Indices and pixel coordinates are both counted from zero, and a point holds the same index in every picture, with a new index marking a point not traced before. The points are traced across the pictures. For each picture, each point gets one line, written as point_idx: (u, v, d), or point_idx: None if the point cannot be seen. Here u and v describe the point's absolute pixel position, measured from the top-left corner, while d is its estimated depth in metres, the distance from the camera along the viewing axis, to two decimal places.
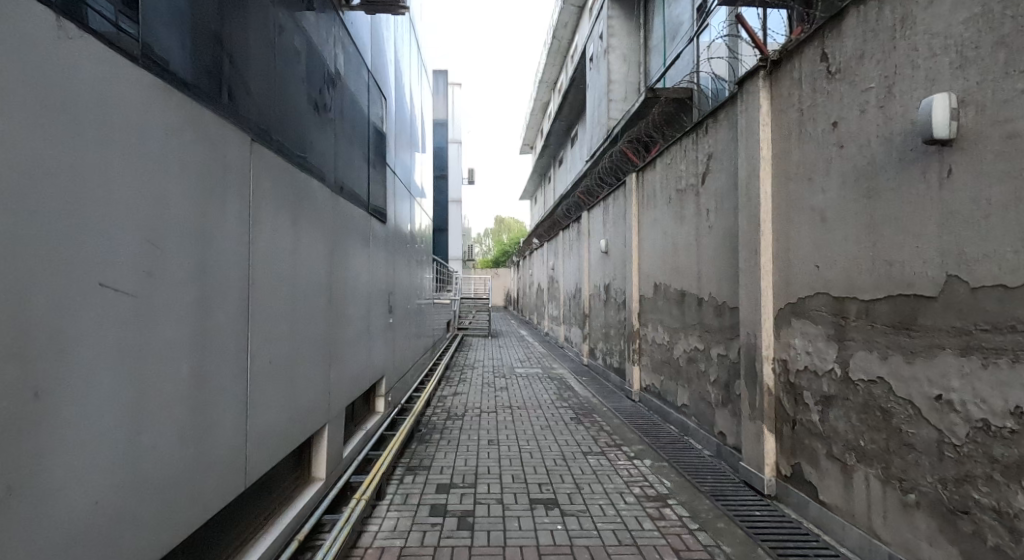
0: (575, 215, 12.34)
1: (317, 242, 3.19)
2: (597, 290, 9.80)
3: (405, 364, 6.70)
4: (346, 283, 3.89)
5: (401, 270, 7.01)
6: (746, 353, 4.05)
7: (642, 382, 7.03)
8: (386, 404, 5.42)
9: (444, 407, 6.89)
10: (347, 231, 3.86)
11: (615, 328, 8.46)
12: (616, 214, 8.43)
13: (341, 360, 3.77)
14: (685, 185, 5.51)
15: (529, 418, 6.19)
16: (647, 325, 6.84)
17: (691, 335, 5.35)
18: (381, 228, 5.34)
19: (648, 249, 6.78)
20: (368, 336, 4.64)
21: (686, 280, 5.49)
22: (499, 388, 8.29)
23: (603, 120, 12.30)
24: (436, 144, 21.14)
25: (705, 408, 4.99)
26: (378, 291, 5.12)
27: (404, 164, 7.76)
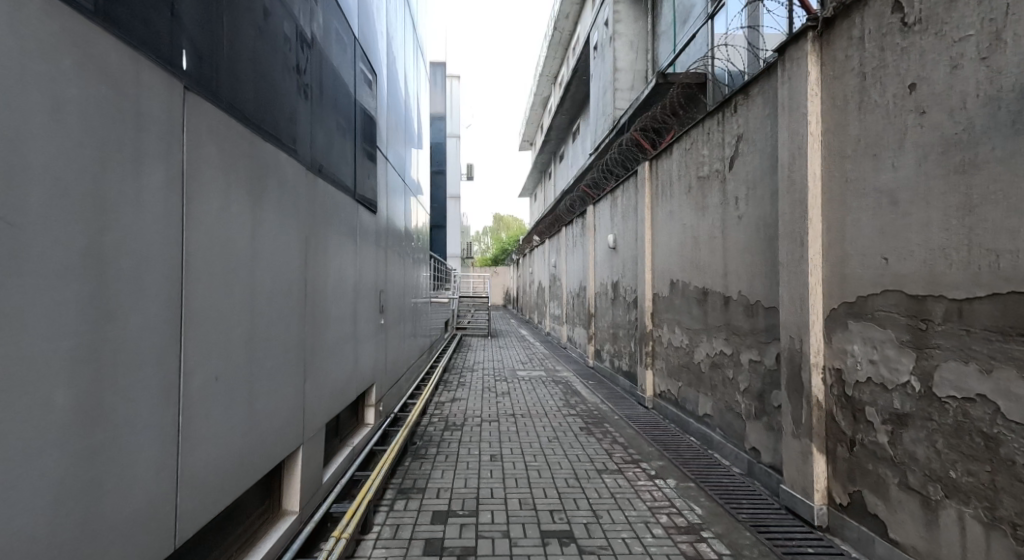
0: (579, 210, 11.83)
1: (288, 231, 2.65)
2: (604, 288, 9.29)
3: (399, 370, 6.16)
4: (327, 281, 3.36)
5: (396, 266, 6.48)
6: (788, 360, 3.52)
7: (656, 388, 6.51)
8: (377, 414, 4.88)
9: (442, 416, 6.36)
10: (328, 220, 3.33)
11: (625, 329, 7.94)
12: (626, 207, 7.90)
13: (321, 369, 3.23)
14: (708, 172, 4.99)
15: (534, 428, 5.65)
16: (662, 326, 6.32)
17: (715, 337, 4.84)
18: (372, 220, 4.79)
19: (663, 244, 6.26)
20: (355, 341, 4.09)
21: (709, 276, 4.97)
22: (501, 393, 7.76)
23: (608, 111, 11.78)
24: (434, 139, 20.58)
25: (734, 420, 4.47)
26: (367, 291, 4.58)
27: (399, 156, 7.20)
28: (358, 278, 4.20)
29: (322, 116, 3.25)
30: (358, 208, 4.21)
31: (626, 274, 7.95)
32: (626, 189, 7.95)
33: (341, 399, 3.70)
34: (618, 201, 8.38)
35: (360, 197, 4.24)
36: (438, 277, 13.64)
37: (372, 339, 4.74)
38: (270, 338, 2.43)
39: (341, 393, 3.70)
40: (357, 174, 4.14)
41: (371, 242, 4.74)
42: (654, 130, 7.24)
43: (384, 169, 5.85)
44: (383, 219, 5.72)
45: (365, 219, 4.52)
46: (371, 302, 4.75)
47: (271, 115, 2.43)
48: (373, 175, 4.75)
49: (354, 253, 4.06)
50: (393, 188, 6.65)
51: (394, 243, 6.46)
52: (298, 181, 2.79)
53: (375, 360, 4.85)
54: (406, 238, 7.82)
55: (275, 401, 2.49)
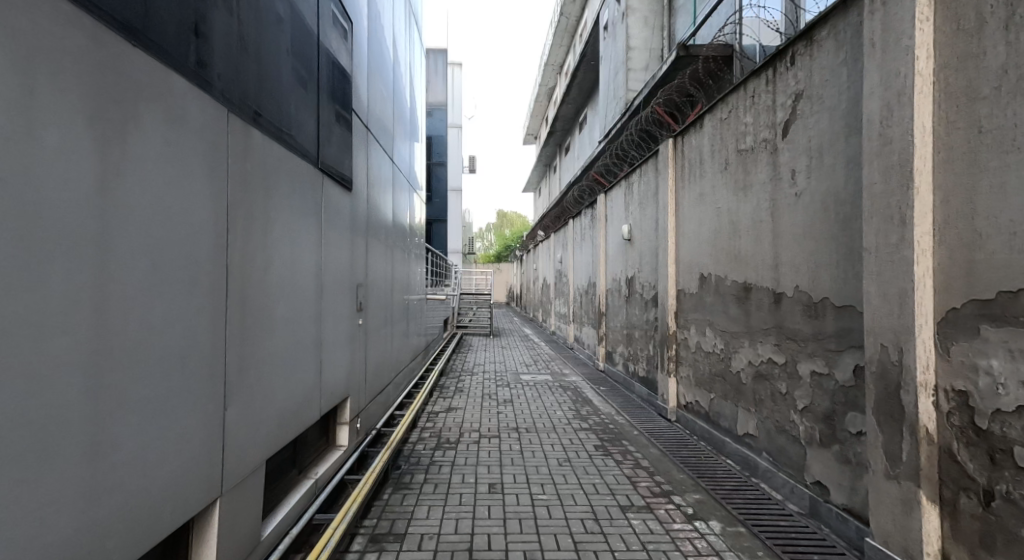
0: (587, 201, 11.03)
1: (194, 197, 1.83)
2: (617, 284, 8.49)
3: (383, 377, 5.33)
4: (271, 272, 2.55)
5: (383, 257, 5.66)
6: (876, 376, 2.69)
7: (681, 399, 5.72)
8: (352, 434, 4.08)
9: (434, 429, 5.54)
10: (269, 192, 2.52)
11: (643, 331, 7.13)
12: (644, 193, 7.07)
13: (258, 388, 2.41)
14: (752, 144, 4.16)
15: (541, 448, 4.83)
16: (688, 327, 5.52)
17: (763, 342, 4.01)
18: (347, 200, 3.99)
19: (692, 233, 5.43)
20: (318, 347, 3.27)
21: (752, 269, 4.15)
22: (503, 401, 6.95)
23: (620, 93, 10.95)
24: (435, 129, 19.77)
25: (787, 445, 3.64)
26: (340, 287, 3.77)
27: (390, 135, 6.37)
28: (323, 270, 3.37)
29: (262, 49, 2.41)
30: (324, 182, 3.39)
31: (643, 269, 7.12)
32: (644, 174, 7.11)
33: (295, 423, 2.88)
34: (634, 188, 7.54)
35: (327, 168, 3.41)
36: (436, 273, 12.85)
37: (346, 344, 3.92)
38: (151, 350, 1.61)
39: (295, 415, 2.88)
40: (321, 137, 3.30)
41: (346, 227, 3.93)
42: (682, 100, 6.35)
43: (368, 144, 5.02)
44: (367, 203, 4.90)
45: (337, 196, 3.70)
46: (346, 300, 3.93)
47: (154, 12, 1.61)
48: (348, 146, 3.94)
49: (317, 239, 3.24)
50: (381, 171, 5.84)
51: (381, 234, 5.64)
52: (212, 125, 1.97)
53: (350, 368, 4.03)
54: (400, 229, 7.00)
55: (160, 445, 1.67)
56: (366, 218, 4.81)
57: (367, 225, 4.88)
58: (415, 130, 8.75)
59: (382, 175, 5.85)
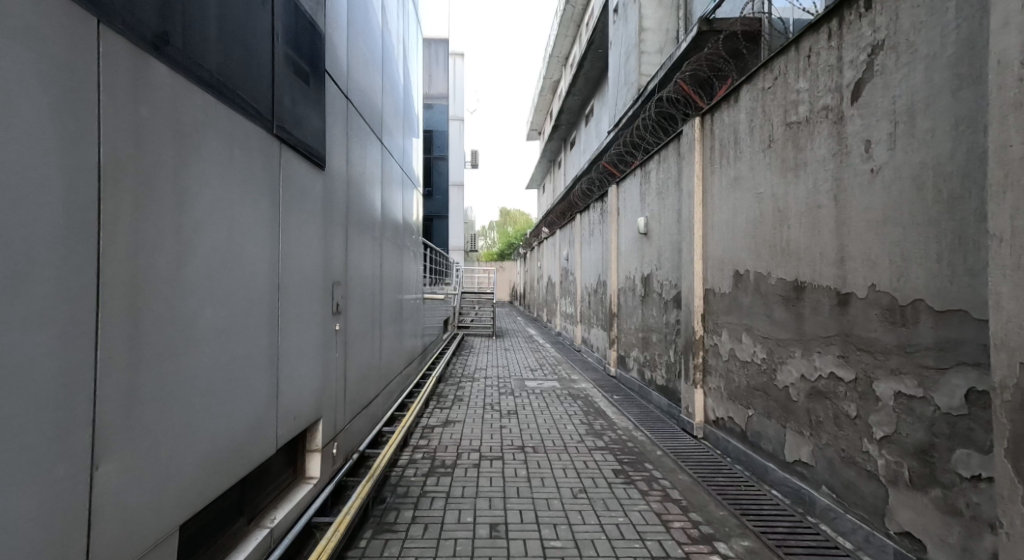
0: (596, 193, 10.34)
1: (18, 141, 1.17)
2: (631, 282, 7.81)
3: (369, 389, 4.66)
4: (200, 267, 1.89)
5: (371, 252, 4.99)
6: (1009, 406, 2.00)
7: (709, 413, 5.05)
8: (325, 463, 3.42)
9: (428, 448, 4.87)
10: (194, 157, 1.85)
11: (662, 334, 6.47)
12: (664, 182, 6.39)
13: (172, 426, 1.74)
14: (805, 114, 3.47)
15: (550, 474, 4.15)
16: (719, 332, 4.84)
17: (822, 353, 3.32)
18: (320, 180, 3.31)
19: (724, 224, 4.75)
20: (276, 362, 2.61)
21: (807, 265, 3.47)
22: (507, 412, 6.29)
23: (632, 78, 10.25)
24: (436, 122, 19.09)
25: (858, 481, 2.96)
26: (309, 286, 3.10)
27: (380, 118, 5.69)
28: (283, 264, 2.70)
29: None
30: (284, 156, 2.71)
31: (663, 265, 6.45)
32: (664, 161, 6.43)
33: (238, 464, 2.21)
34: (652, 176, 6.87)
35: (288, 137, 2.73)
36: (437, 271, 12.22)
37: (318, 355, 3.26)
38: None
39: (239, 453, 2.22)
40: (277, 97, 2.63)
41: (319, 214, 3.26)
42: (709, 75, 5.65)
43: (351, 122, 4.35)
44: (350, 188, 4.22)
45: (305, 175, 3.02)
46: (318, 302, 3.26)
47: None
48: (320, 115, 3.26)
49: (275, 227, 2.58)
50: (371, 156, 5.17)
51: (369, 227, 4.97)
52: (67, 40, 1.30)
53: (323, 383, 3.35)
54: (393, 223, 6.34)
55: None
56: (349, 205, 4.14)
57: (351, 215, 4.21)
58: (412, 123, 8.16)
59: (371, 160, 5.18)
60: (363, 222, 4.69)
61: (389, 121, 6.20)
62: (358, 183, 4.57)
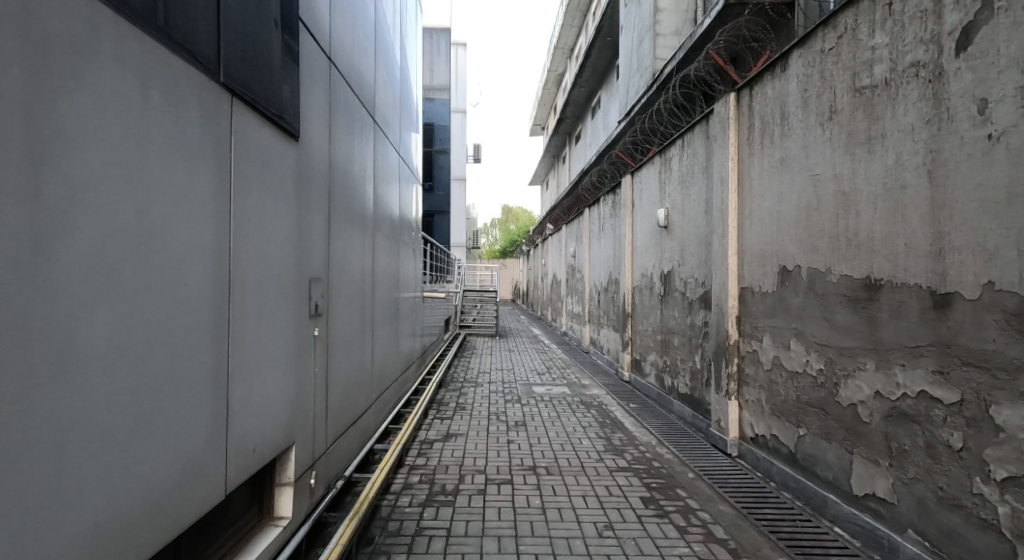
0: (608, 185, 9.73)
1: None
2: (648, 280, 7.21)
3: (358, 402, 4.08)
4: (86, 256, 1.30)
5: (363, 246, 4.38)
6: None
7: (747, 429, 4.45)
8: (301, 498, 2.83)
9: (426, 468, 4.29)
10: (76, 95, 1.27)
11: (686, 338, 5.87)
12: (690, 170, 5.78)
13: (9, 493, 1.14)
14: (884, 76, 2.86)
15: (568, 505, 3.57)
16: (761, 337, 4.24)
17: (905, 368, 2.71)
18: (295, 155, 2.71)
19: (767, 213, 4.14)
20: (227, 384, 2.02)
21: (884, 259, 2.87)
22: (514, 424, 5.69)
23: (646, 63, 9.61)
24: (437, 115, 18.49)
25: (963, 530, 2.37)
26: (279, 284, 2.51)
27: (376, 98, 5.08)
28: (238, 255, 2.11)
29: None
30: (241, 117, 2.11)
31: (687, 261, 5.84)
32: (689, 146, 5.82)
33: (162, 525, 1.62)
34: (676, 164, 6.26)
35: (248, 95, 2.13)
36: (438, 269, 11.67)
37: (291, 368, 2.67)
38: None
39: (163, 511, 1.63)
40: (233, 40, 2.02)
41: (292, 195, 2.67)
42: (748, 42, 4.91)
43: (340, 95, 3.74)
44: (337, 170, 3.62)
45: (273, 146, 2.42)
46: (291, 302, 2.67)
47: None
48: (294, 75, 2.66)
49: (224, 207, 1.98)
50: (365, 138, 4.57)
51: (360, 218, 4.36)
52: None
53: (298, 401, 2.76)
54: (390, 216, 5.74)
55: None
56: (335, 188, 3.54)
57: (338, 201, 3.61)
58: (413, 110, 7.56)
59: (365, 143, 4.59)
60: (353, 212, 4.09)
61: (387, 104, 5.61)
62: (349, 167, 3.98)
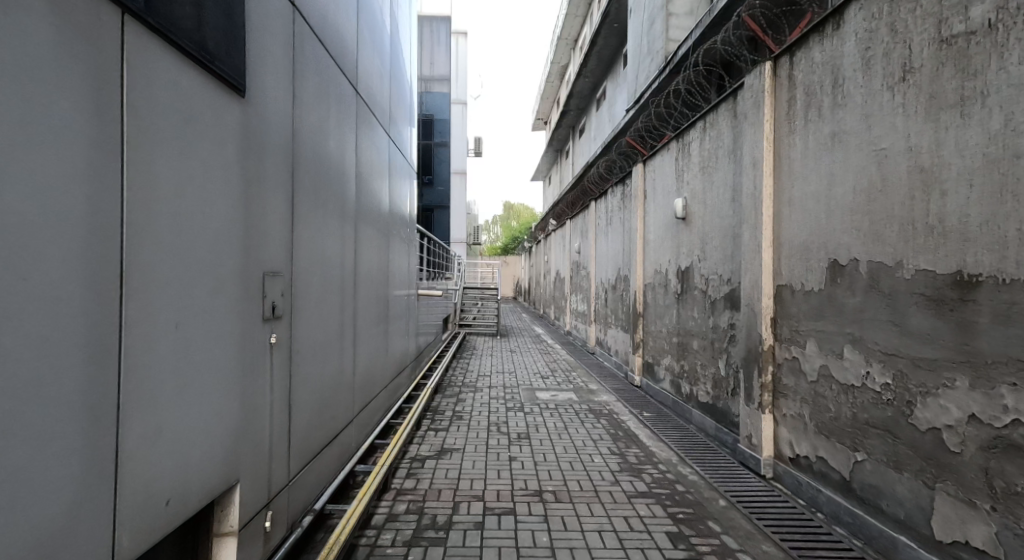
0: (617, 176, 9.14)
1: None
2: (664, 278, 6.64)
3: (336, 417, 3.51)
4: None
5: (343, 238, 3.75)
6: None
7: (785, 448, 3.88)
8: (253, 547, 2.26)
9: (415, 494, 3.73)
10: None
11: (708, 341, 5.30)
12: (714, 154, 5.19)
13: None
14: (985, 19, 2.28)
15: (582, 545, 3.01)
16: (804, 343, 3.66)
17: (1018, 389, 2.14)
18: (242, 117, 2.12)
19: (813, 200, 3.56)
20: (121, 419, 1.45)
21: (984, 248, 2.30)
22: (517, 436, 5.12)
23: (657, 46, 9.02)
24: (437, 107, 17.92)
25: None
26: (215, 281, 1.94)
27: (364, 72, 4.45)
28: (142, 236, 1.53)
29: None
30: (146, 47, 1.53)
31: (710, 257, 5.27)
32: (714, 128, 5.23)
33: None
34: (697, 150, 5.67)
35: (156, 23, 1.56)
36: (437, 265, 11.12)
37: (233, 386, 2.10)
38: None
39: None
40: None
41: (235, 165, 2.08)
42: (780, 7, 3.94)
43: (317, 57, 3.11)
44: (310, 144, 3.02)
45: (204, 97, 1.84)
46: (233, 304, 2.10)
47: None
48: (239, 12, 2.07)
49: (108, 166, 1.40)
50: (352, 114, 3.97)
51: (341, 206, 3.74)
52: None
53: (245, 426, 2.19)
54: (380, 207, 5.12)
55: None
56: (305, 166, 2.94)
57: (310, 181, 3.02)
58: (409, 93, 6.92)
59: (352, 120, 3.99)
60: (332, 197, 3.50)
61: (378, 80, 4.99)
62: (330, 144, 3.39)
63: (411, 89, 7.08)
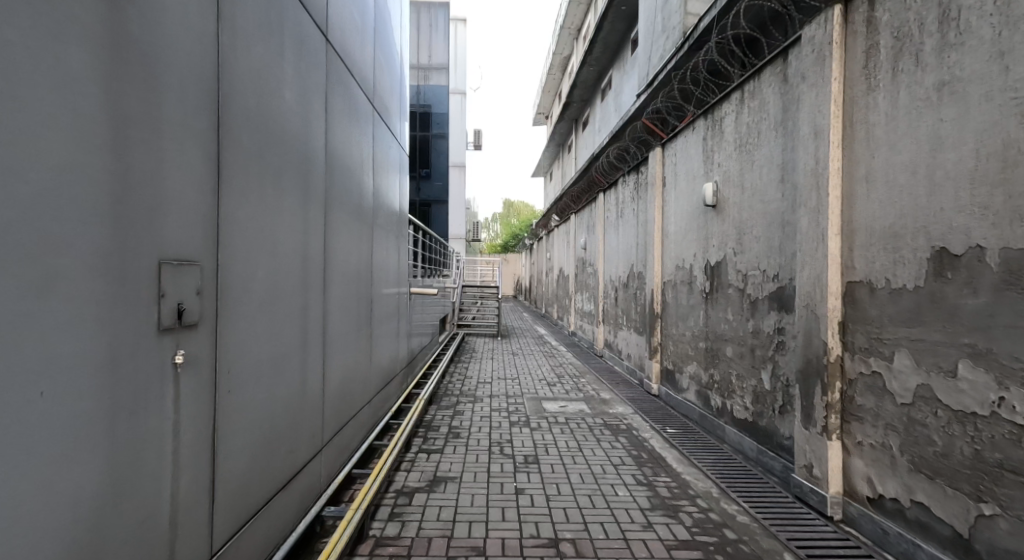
0: (630, 165, 8.37)
1: None
2: (688, 275, 5.89)
3: (296, 452, 2.72)
4: None
5: (313, 225, 2.96)
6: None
7: (860, 485, 3.11)
8: None
9: (400, 546, 2.96)
10: None
11: (746, 348, 4.55)
12: (757, 129, 4.44)
13: None
14: None
15: None
16: (890, 354, 2.90)
17: None
18: (109, 12, 1.35)
19: (904, 174, 2.81)
20: None
21: None
22: (526, 460, 4.34)
23: (674, 22, 8.24)
24: (436, 98, 17.10)
25: None
26: (39, 270, 1.17)
27: (347, 26, 3.63)
28: None
29: None
30: None
31: (750, 249, 4.52)
32: (756, 98, 4.46)
33: None
34: (733, 126, 4.89)
35: None
36: (434, 263, 10.38)
37: (91, 436, 1.33)
38: None
39: None
40: None
41: (95, 85, 1.31)
42: None
43: None
44: (258, 90, 2.23)
45: None
46: (89, 305, 1.32)
47: None
48: None
49: None
50: (326, 69, 3.16)
51: (313, 186, 2.96)
52: None
53: (119, 495, 1.42)
54: (366, 192, 4.30)
55: None
56: (247, 119, 2.14)
57: (257, 140, 2.23)
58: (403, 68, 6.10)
59: (328, 76, 3.19)
60: (296, 169, 2.70)
61: (365, 39, 4.18)
62: (290, 98, 2.59)
63: (406, 62, 6.25)
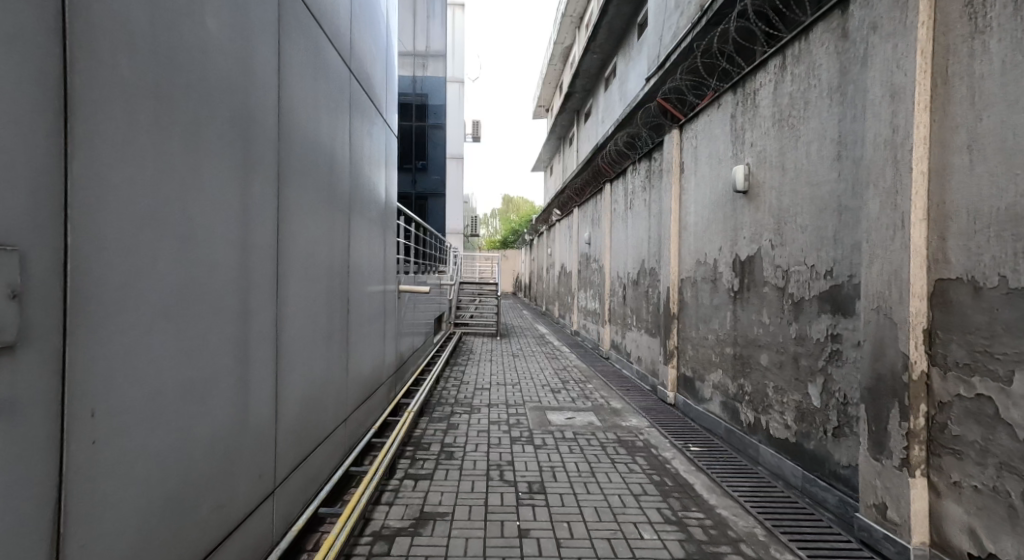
0: (641, 152, 7.68)
1: None
2: (711, 271, 5.22)
3: (230, 504, 2.05)
4: None
5: (259, 205, 2.29)
6: None
7: (956, 536, 2.46)
8: None
9: None
10: None
11: (788, 357, 3.89)
12: (803, 100, 3.76)
13: None
14: None
15: None
16: (1007, 373, 2.25)
17: None
18: None
19: None
20: None
21: None
22: (530, 489, 3.69)
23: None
24: (433, 87, 16.35)
25: None
26: None
27: None
28: None
29: None
30: None
31: (793, 241, 3.85)
32: (802, 64, 3.79)
33: None
34: (771, 98, 4.21)
35: None
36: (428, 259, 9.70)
37: None
38: None
39: None
40: None
41: None
42: None
43: None
44: (153, 2, 1.55)
45: None
46: None
47: None
48: None
49: None
50: (279, 9, 2.48)
51: (258, 155, 2.28)
52: None
53: None
54: (341, 173, 3.63)
55: None
56: (134, 43, 1.47)
57: (154, 76, 1.55)
58: (390, 39, 5.39)
59: (281, 17, 2.50)
60: (230, 128, 2.02)
61: None
62: (217, 31, 1.91)
63: (394, 33, 5.55)
